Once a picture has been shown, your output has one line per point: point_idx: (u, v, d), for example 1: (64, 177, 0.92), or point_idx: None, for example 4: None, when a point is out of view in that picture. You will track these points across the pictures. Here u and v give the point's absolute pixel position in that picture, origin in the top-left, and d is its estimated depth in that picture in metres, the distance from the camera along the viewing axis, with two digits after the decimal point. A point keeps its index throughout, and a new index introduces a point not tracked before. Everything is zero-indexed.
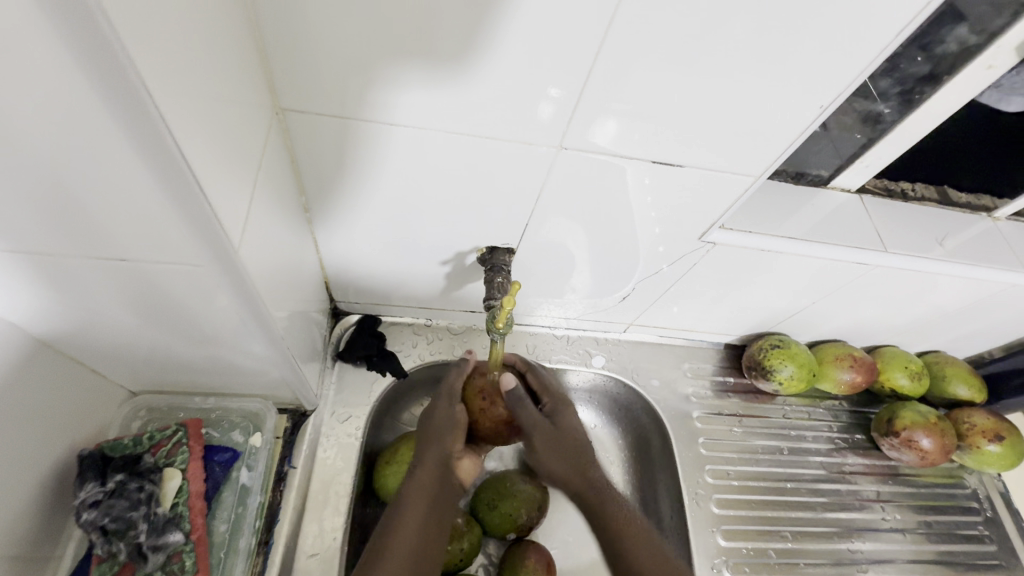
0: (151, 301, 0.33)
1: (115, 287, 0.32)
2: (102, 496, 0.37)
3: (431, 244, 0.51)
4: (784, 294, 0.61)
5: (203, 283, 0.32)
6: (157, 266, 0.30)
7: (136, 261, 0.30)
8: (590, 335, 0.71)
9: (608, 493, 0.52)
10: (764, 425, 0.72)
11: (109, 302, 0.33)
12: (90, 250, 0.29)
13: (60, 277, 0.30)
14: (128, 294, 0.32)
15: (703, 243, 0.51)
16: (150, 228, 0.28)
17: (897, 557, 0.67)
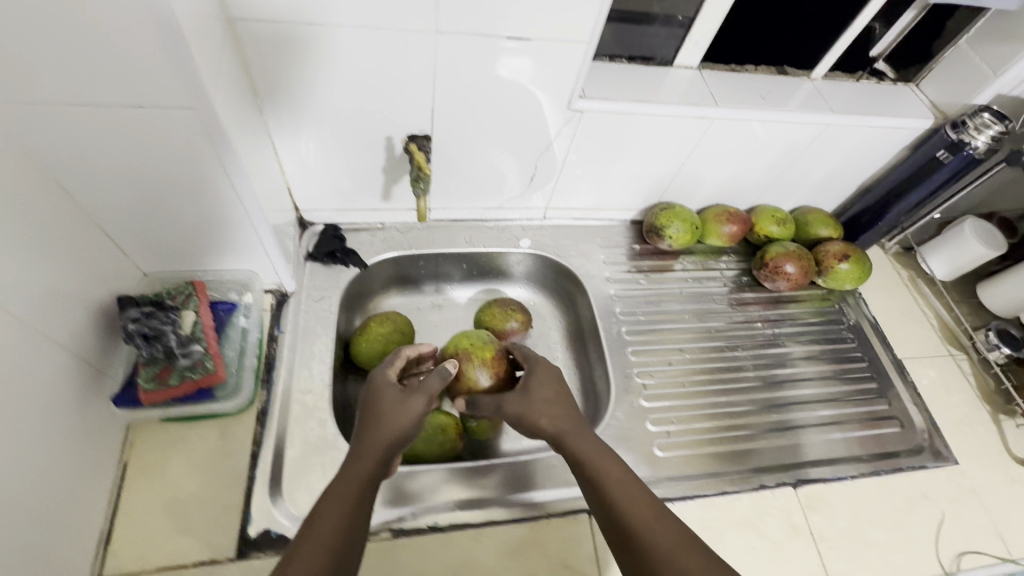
0: (155, 154, 0.48)
1: (134, 141, 0.47)
2: (141, 315, 0.52)
3: (364, 138, 0.66)
4: (655, 159, 0.77)
5: (185, 130, 0.47)
6: (159, 114, 0.45)
7: (144, 109, 0.45)
8: (517, 223, 0.86)
9: (596, 448, 0.55)
10: (667, 277, 0.89)
11: (129, 157, 0.48)
12: (114, 101, 0.44)
13: (98, 129, 0.45)
14: (142, 145, 0.48)
15: (573, 112, 0.67)
16: (151, 78, 0.43)
17: (779, 359, 0.83)
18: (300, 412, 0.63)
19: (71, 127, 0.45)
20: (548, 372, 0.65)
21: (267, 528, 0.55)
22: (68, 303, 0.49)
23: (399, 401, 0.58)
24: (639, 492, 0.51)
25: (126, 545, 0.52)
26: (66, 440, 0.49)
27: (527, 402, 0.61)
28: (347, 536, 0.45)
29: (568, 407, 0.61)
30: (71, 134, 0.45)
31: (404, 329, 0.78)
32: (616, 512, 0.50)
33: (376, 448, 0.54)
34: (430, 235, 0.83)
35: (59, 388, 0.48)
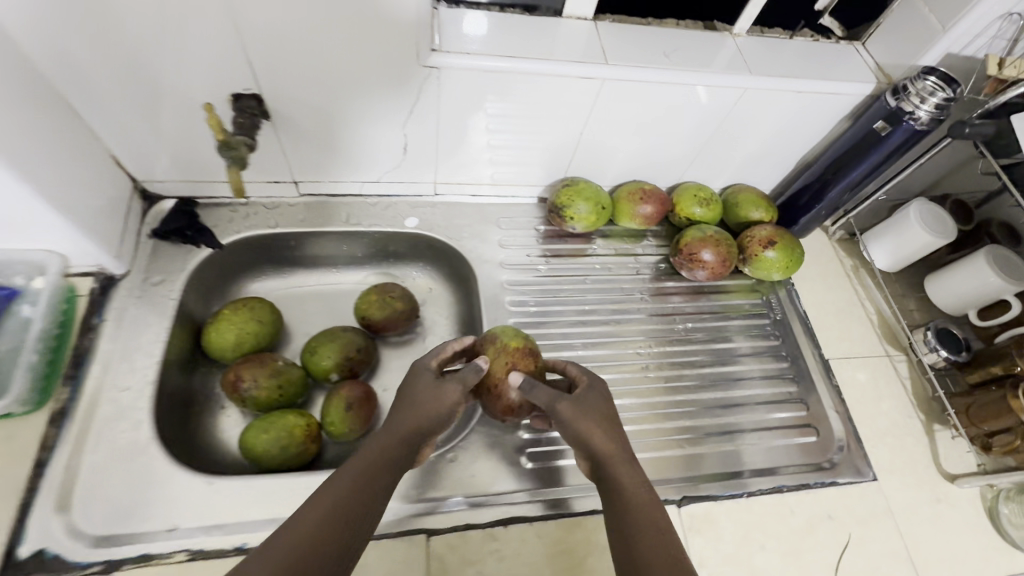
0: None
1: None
2: None
3: (181, 93, 0.56)
4: (548, 125, 0.67)
5: None
6: None
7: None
8: (404, 200, 0.77)
9: (633, 478, 0.52)
10: (574, 263, 0.79)
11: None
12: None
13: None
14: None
15: (427, 68, 0.57)
16: None
17: (690, 358, 0.74)
18: (110, 412, 0.56)
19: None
20: (602, 392, 0.59)
21: (42, 546, 0.49)
22: None
23: (434, 393, 0.56)
24: (659, 532, 0.48)
25: None
26: None
27: (572, 406, 0.56)
28: (341, 540, 0.45)
29: (613, 429, 0.56)
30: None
31: (270, 318, 0.70)
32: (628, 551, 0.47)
33: (397, 438, 0.53)
34: (300, 211, 0.74)
35: None
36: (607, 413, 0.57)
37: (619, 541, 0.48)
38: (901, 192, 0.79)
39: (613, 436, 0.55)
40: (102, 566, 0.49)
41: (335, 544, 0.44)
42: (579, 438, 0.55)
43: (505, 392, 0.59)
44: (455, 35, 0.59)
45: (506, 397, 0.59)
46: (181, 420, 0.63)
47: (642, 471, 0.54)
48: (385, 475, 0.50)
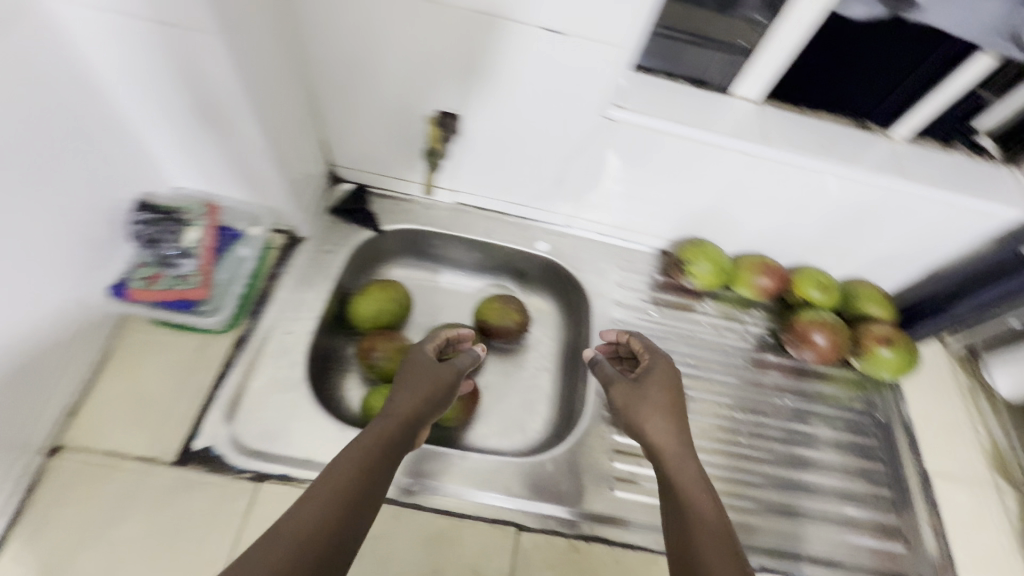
0: (180, 72, 0.51)
1: (163, 55, 0.49)
2: (148, 218, 0.62)
3: (396, 103, 0.67)
4: (692, 187, 0.73)
5: (212, 63, 0.49)
6: (189, 44, 0.48)
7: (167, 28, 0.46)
8: (540, 225, 0.84)
9: (690, 480, 0.54)
10: (683, 318, 0.83)
11: (158, 68, 0.51)
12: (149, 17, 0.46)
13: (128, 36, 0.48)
14: (168, 59, 0.50)
15: (606, 119, 0.64)
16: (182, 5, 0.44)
17: (783, 434, 0.75)
18: (275, 351, 0.65)
19: (104, 30, 0.47)
20: (682, 401, 0.62)
21: (209, 446, 0.57)
22: (81, 202, 0.54)
23: (436, 370, 0.62)
24: (721, 538, 0.49)
25: (85, 425, 0.56)
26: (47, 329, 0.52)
27: (634, 396, 0.62)
28: (346, 497, 0.47)
29: (682, 421, 0.60)
30: (103, 34, 0.48)
31: (404, 300, 0.79)
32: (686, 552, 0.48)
33: (401, 413, 0.57)
34: (451, 216, 0.83)
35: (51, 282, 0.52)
36: (678, 430, 0.59)
37: (682, 548, 0.49)
38: None
39: (682, 448, 0.57)
40: (252, 475, 0.57)
41: (348, 501, 0.46)
42: (638, 430, 0.60)
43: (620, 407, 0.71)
44: (636, 94, 0.65)
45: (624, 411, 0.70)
46: (320, 372, 0.73)
47: (698, 468, 0.56)
48: (395, 441, 0.54)
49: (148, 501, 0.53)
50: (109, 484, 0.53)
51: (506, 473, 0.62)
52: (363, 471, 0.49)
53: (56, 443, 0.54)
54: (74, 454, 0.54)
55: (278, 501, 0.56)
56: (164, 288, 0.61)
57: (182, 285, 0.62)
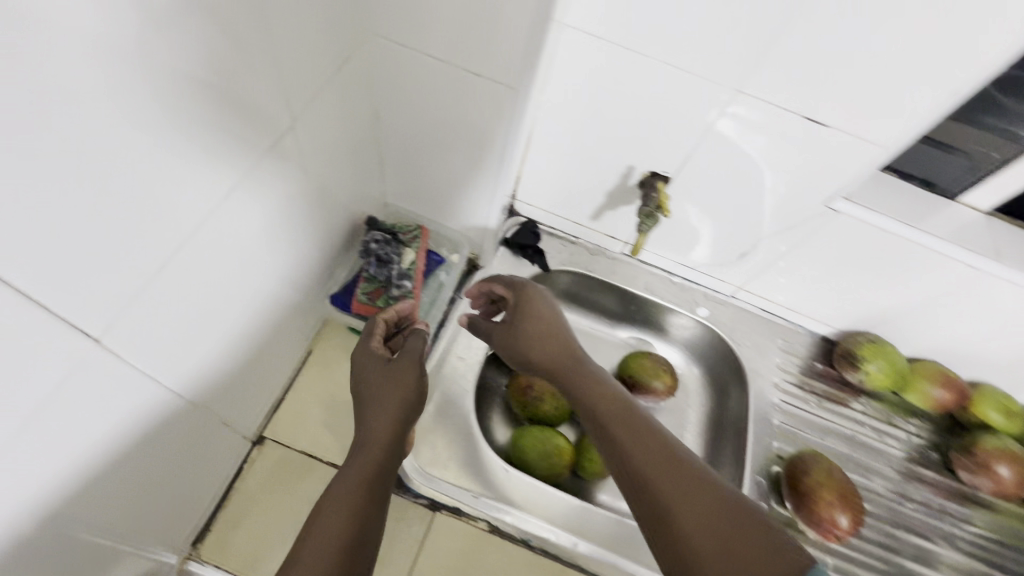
0: (455, 109, 0.60)
1: (449, 95, 0.59)
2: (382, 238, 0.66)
3: (606, 159, 0.67)
4: (890, 287, 0.69)
5: (505, 106, 0.60)
6: (500, 90, 0.59)
7: (472, 72, 0.57)
8: (701, 290, 0.83)
9: (591, 382, 0.54)
10: (841, 412, 0.79)
11: (440, 100, 0.59)
12: (450, 58, 0.57)
13: (429, 74, 0.58)
14: (450, 98, 0.59)
15: (827, 210, 0.62)
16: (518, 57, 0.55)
17: (943, 563, 0.70)
18: (450, 376, 0.67)
19: (405, 68, 0.60)
20: (548, 343, 0.58)
21: (390, 463, 0.59)
22: (338, 210, 0.62)
23: (410, 381, 0.57)
24: (661, 463, 0.45)
25: (281, 419, 0.59)
26: None
27: (513, 336, 0.60)
28: (368, 490, 0.50)
29: (560, 352, 0.58)
30: (401, 70, 0.60)
31: None
32: (645, 474, 0.45)
33: (377, 439, 0.54)
34: (615, 265, 0.83)
35: None
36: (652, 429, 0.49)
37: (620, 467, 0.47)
38: None
39: (628, 426, 0.49)
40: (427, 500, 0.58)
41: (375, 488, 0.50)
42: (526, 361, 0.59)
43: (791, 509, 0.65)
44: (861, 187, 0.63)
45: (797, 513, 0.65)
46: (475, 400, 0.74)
47: (620, 391, 0.54)
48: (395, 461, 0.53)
49: None
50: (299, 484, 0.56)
51: None
52: (357, 502, 0.48)
53: (261, 433, 0.57)
54: (273, 446, 0.57)
55: None
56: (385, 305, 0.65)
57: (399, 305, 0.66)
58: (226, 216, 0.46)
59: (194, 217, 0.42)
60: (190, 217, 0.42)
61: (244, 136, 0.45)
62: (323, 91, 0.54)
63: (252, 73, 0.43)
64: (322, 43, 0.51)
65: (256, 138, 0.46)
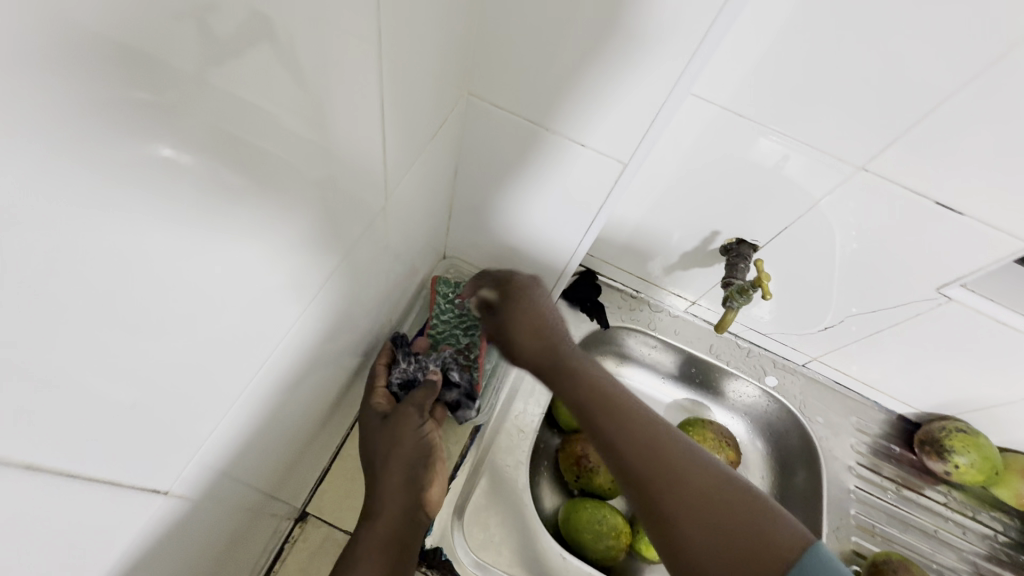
0: (558, 178, 0.52)
1: (551, 161, 0.50)
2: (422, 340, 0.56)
3: (690, 221, 0.62)
4: (990, 376, 0.64)
5: (599, 174, 0.49)
6: (590, 156, 0.48)
7: (581, 147, 0.47)
8: (770, 356, 0.77)
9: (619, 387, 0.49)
10: (920, 502, 0.72)
11: (536, 168, 0.51)
12: (567, 130, 0.46)
13: (530, 139, 0.49)
14: (554, 167, 0.50)
15: (938, 295, 0.56)
16: (615, 127, 0.44)
17: None
18: (505, 445, 0.63)
19: (512, 130, 0.49)
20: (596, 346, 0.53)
21: (441, 547, 0.54)
22: (402, 271, 0.55)
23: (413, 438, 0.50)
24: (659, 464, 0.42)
25: (331, 494, 0.54)
26: (335, 395, 0.51)
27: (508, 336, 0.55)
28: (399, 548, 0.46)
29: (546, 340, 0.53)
30: (505, 131, 0.49)
31: None
32: (641, 475, 0.42)
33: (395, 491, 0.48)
34: (678, 324, 0.77)
35: (354, 350, 0.50)
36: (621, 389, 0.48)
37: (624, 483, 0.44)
38: None
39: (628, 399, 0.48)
40: None
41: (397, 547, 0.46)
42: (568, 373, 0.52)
43: None
44: None
45: None
46: None
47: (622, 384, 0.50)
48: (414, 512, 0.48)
49: None
50: None
51: None
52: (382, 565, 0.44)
53: (305, 507, 0.52)
54: (317, 524, 0.52)
55: None
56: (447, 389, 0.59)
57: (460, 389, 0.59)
58: (318, 317, 0.38)
59: (289, 328, 0.34)
60: (273, 346, 0.33)
61: (336, 234, 0.35)
62: (420, 155, 0.43)
63: (348, 168, 0.32)
64: (428, 105, 0.40)
65: (342, 238, 0.36)
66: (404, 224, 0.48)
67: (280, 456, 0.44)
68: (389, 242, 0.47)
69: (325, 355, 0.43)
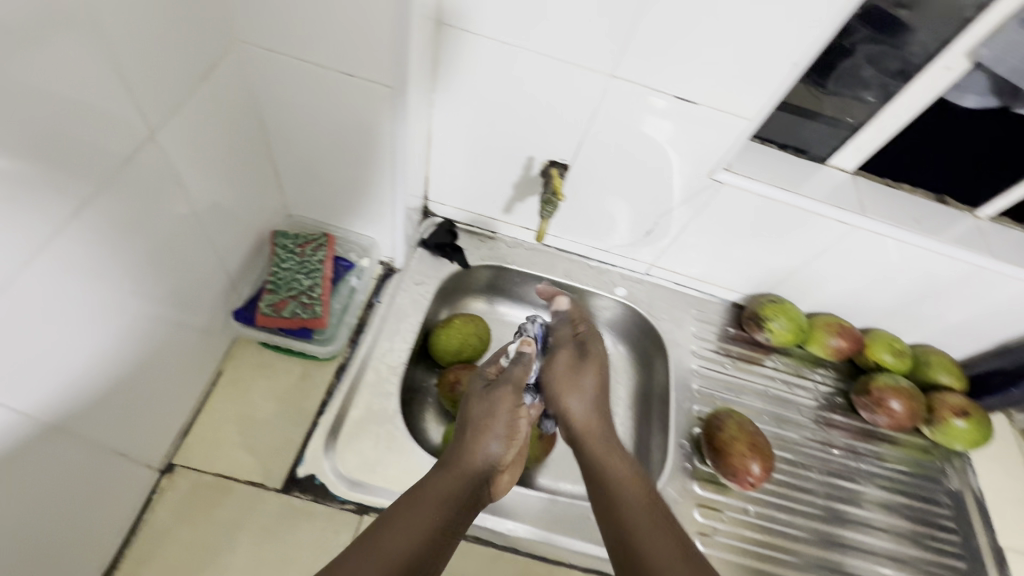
0: (349, 116, 0.54)
1: (335, 97, 0.52)
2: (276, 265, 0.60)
3: (508, 151, 0.70)
4: (781, 249, 0.76)
5: (382, 104, 0.52)
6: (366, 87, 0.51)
7: (353, 78, 0.50)
8: (619, 271, 0.87)
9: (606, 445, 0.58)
10: (754, 370, 0.84)
11: (329, 106, 0.54)
12: (338, 66, 0.49)
13: (308, 79, 0.51)
14: (341, 104, 0.53)
15: (712, 182, 0.67)
16: (373, 54, 0.47)
17: (852, 496, 0.75)
18: (373, 380, 0.67)
19: (290, 73, 0.51)
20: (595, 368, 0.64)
21: (313, 474, 0.58)
22: (231, 228, 0.57)
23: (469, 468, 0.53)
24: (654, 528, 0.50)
25: (196, 444, 0.56)
26: (178, 351, 0.54)
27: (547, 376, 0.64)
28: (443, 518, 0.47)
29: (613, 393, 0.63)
30: (284, 75, 0.51)
31: (484, 335, 0.80)
32: (619, 519, 0.51)
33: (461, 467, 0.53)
34: (534, 255, 0.85)
35: (188, 305, 0.53)
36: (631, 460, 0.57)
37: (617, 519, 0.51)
38: None
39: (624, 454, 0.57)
40: (353, 506, 0.57)
41: (445, 526, 0.47)
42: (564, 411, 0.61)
43: (748, 469, 0.65)
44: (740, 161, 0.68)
45: (746, 468, 0.65)
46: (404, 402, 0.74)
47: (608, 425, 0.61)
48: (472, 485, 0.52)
49: (256, 527, 0.53)
50: (221, 508, 0.54)
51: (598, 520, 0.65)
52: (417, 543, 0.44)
53: (170, 461, 0.55)
54: (186, 474, 0.55)
55: None
56: (289, 317, 0.57)
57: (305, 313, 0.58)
58: (110, 257, 0.41)
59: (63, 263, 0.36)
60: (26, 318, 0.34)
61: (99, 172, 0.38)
62: (191, 100, 0.45)
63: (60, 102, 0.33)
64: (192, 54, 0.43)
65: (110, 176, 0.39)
66: (205, 175, 0.50)
67: (118, 400, 0.46)
68: (191, 194, 0.49)
69: (144, 304, 0.46)
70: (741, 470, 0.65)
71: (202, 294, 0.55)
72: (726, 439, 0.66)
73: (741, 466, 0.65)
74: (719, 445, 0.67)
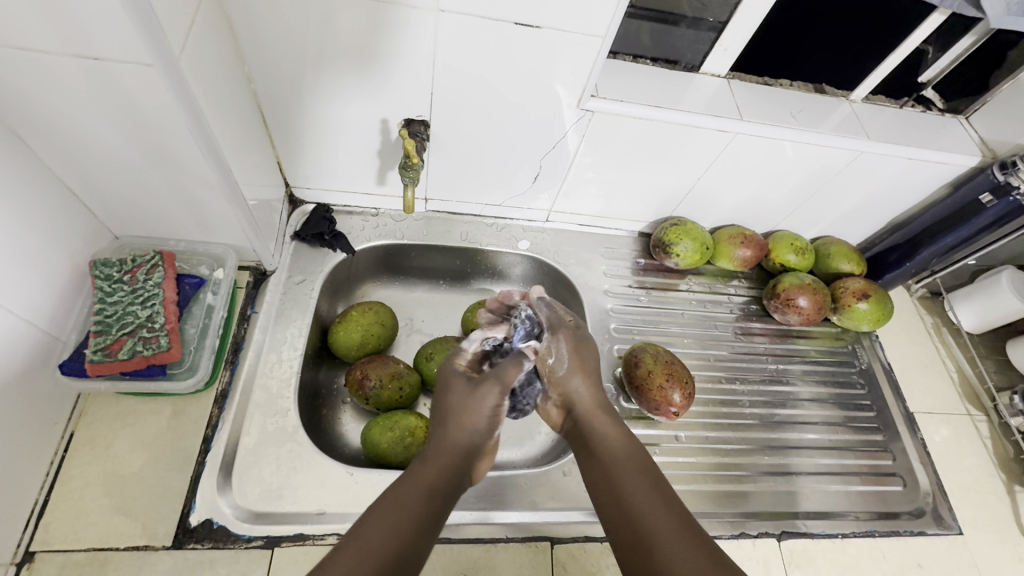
0: (122, 111, 0.43)
1: (89, 91, 0.41)
2: (100, 299, 0.52)
3: (359, 117, 0.62)
4: (670, 169, 0.72)
5: (153, 87, 0.41)
6: (122, 69, 0.40)
7: (100, 63, 0.39)
8: (519, 224, 0.82)
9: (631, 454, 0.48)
10: (671, 295, 0.83)
11: (89, 104, 0.42)
12: (68, 49, 0.38)
13: (44, 73, 0.40)
14: (103, 98, 0.42)
15: (583, 111, 0.62)
16: (108, 25, 0.36)
17: (775, 398, 0.77)
18: (263, 398, 0.60)
19: (17, 69, 0.39)
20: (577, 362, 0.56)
21: (210, 518, 0.52)
22: (30, 273, 0.47)
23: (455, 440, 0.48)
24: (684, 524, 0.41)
25: (57, 521, 0.49)
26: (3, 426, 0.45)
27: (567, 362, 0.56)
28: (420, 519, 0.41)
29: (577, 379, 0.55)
30: (11, 72, 0.39)
31: (390, 321, 0.74)
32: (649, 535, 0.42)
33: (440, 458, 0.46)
34: (424, 225, 0.78)
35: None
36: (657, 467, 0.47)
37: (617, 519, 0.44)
38: (987, 259, 0.82)
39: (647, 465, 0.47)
40: (262, 541, 0.52)
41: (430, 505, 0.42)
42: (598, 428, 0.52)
43: (666, 396, 0.64)
44: (607, 84, 0.64)
45: (665, 395, 0.64)
46: (312, 413, 0.68)
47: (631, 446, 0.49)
48: (456, 466, 0.47)
49: None
50: None
51: (533, 485, 0.61)
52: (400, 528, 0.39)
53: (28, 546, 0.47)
54: (52, 557, 0.48)
55: (297, 565, 0.51)
56: (127, 359, 0.50)
57: (149, 349, 0.51)
58: None
59: None
60: None
61: None
62: None
63: None
64: None
65: None
66: None
67: None
68: None
69: None
70: (662, 398, 0.64)
71: (16, 358, 0.46)
72: (643, 372, 0.65)
73: (663, 395, 0.64)
74: (639, 380, 0.66)
